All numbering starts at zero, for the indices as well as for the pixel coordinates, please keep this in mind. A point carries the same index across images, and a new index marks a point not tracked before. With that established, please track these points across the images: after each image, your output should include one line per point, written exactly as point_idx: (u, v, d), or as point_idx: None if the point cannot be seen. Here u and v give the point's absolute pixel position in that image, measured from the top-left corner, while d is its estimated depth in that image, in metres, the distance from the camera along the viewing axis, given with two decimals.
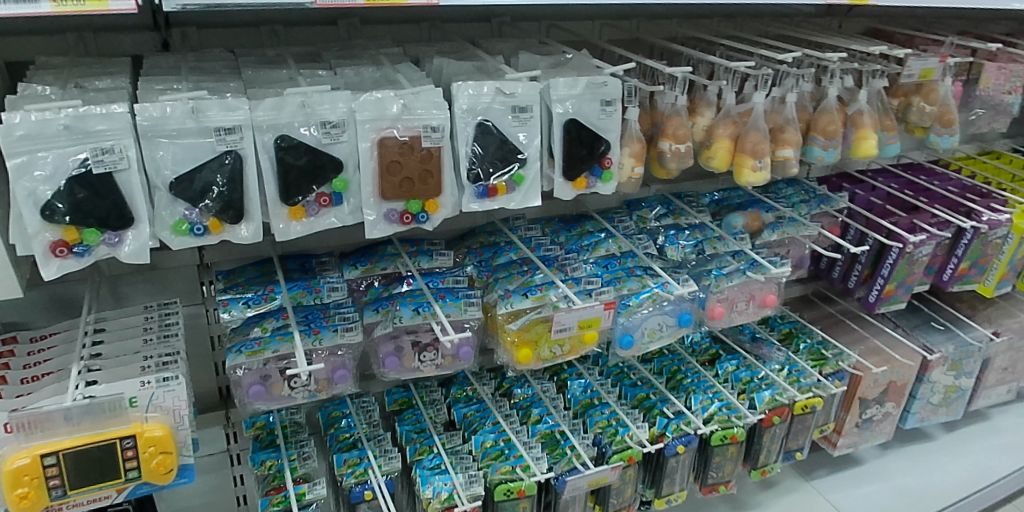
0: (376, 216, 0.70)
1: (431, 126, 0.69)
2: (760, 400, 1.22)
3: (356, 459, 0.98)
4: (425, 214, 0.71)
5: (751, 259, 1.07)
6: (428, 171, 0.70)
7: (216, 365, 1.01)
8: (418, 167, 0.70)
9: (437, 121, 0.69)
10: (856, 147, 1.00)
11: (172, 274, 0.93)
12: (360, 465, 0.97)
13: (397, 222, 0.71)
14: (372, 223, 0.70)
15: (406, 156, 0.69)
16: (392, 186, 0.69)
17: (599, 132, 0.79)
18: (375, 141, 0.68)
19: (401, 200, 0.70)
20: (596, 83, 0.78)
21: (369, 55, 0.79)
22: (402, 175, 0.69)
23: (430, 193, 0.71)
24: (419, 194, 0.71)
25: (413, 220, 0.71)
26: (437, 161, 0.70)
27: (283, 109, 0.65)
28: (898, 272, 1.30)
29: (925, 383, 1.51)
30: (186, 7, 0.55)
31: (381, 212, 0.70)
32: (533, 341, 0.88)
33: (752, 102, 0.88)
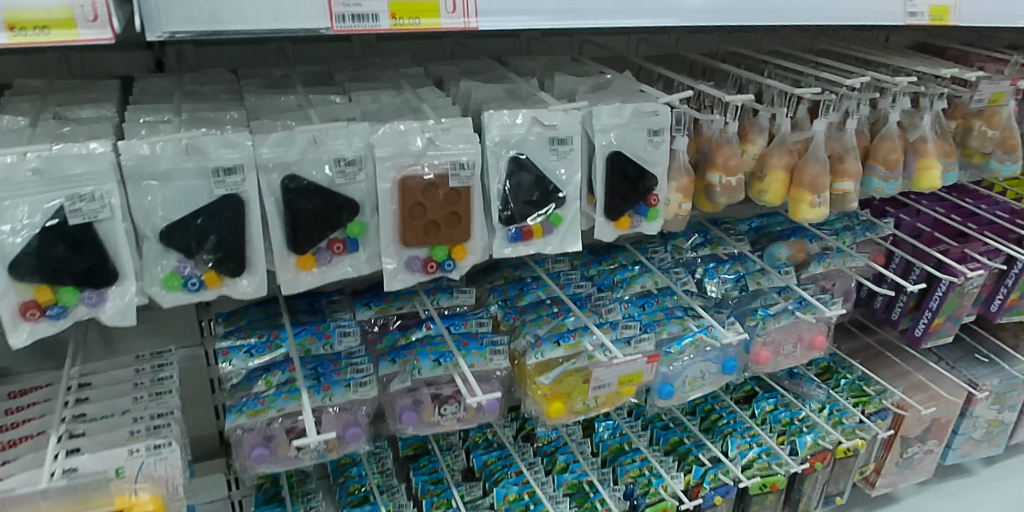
0: (397, 264, 0.62)
1: (460, 163, 0.60)
2: (802, 445, 1.13)
3: None
4: (451, 262, 0.63)
5: (800, 298, 0.98)
6: (457, 213, 0.61)
7: (216, 407, 0.91)
8: (445, 210, 0.61)
9: (467, 157, 0.60)
10: (919, 180, 0.91)
11: (168, 313, 0.84)
12: None
13: (420, 271, 0.63)
14: (393, 272, 0.62)
15: (432, 197, 0.60)
16: (414, 231, 0.61)
17: (646, 166, 0.70)
18: (397, 182, 0.59)
19: (425, 246, 0.62)
20: (645, 111, 0.69)
21: (387, 78, 0.70)
22: (427, 218, 0.61)
23: (458, 238, 0.62)
24: (445, 240, 0.62)
25: (438, 268, 0.63)
26: (467, 202, 0.61)
27: (291, 145, 0.57)
28: (948, 305, 1.20)
29: (968, 417, 1.38)
30: (175, 34, 0.46)
31: (403, 260, 0.62)
32: (565, 394, 0.80)
33: (814, 129, 0.80)
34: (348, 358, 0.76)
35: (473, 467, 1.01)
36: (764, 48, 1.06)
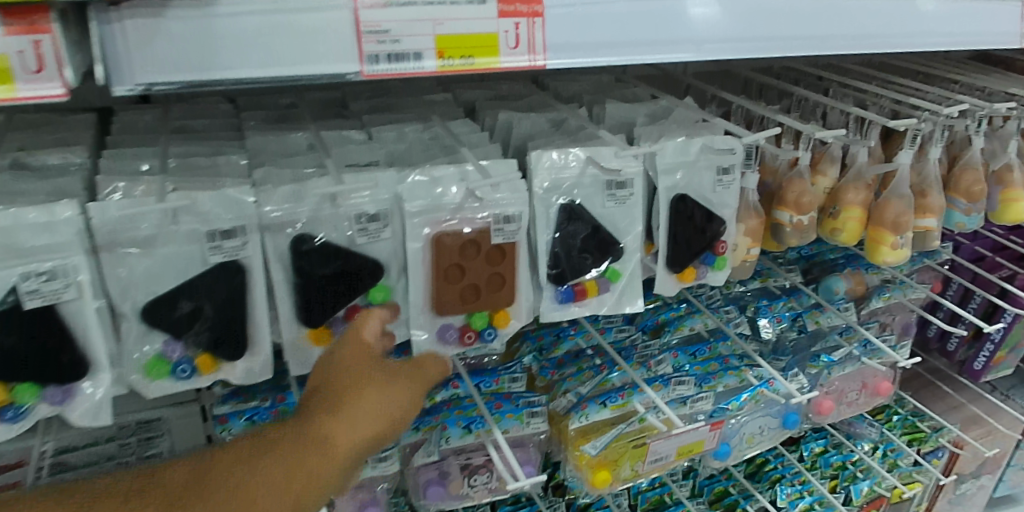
0: (427, 334, 0.51)
1: (505, 216, 0.49)
2: (858, 494, 1.02)
3: None
4: (492, 330, 0.52)
5: (865, 340, 0.87)
6: (501, 275, 0.51)
7: None
8: (487, 271, 0.50)
9: (513, 209, 0.50)
10: (1002, 212, 0.81)
11: None
12: None
13: (455, 342, 0.52)
14: (422, 344, 0.51)
15: (471, 257, 0.49)
16: (449, 298, 0.50)
17: (713, 209, 0.60)
18: (432, 241, 0.48)
19: (461, 313, 0.51)
20: (715, 146, 0.59)
21: (412, 108, 0.60)
22: (465, 282, 0.50)
23: (500, 302, 0.51)
24: (485, 305, 0.51)
25: (477, 338, 0.52)
26: (512, 261, 0.51)
27: (303, 201, 0.46)
28: (1012, 339, 1.09)
29: (1022, 449, 1.27)
30: (154, 87, 0.36)
31: (434, 329, 0.51)
32: (613, 461, 0.69)
33: (898, 162, 0.70)
34: None
35: None
36: (819, 60, 0.95)
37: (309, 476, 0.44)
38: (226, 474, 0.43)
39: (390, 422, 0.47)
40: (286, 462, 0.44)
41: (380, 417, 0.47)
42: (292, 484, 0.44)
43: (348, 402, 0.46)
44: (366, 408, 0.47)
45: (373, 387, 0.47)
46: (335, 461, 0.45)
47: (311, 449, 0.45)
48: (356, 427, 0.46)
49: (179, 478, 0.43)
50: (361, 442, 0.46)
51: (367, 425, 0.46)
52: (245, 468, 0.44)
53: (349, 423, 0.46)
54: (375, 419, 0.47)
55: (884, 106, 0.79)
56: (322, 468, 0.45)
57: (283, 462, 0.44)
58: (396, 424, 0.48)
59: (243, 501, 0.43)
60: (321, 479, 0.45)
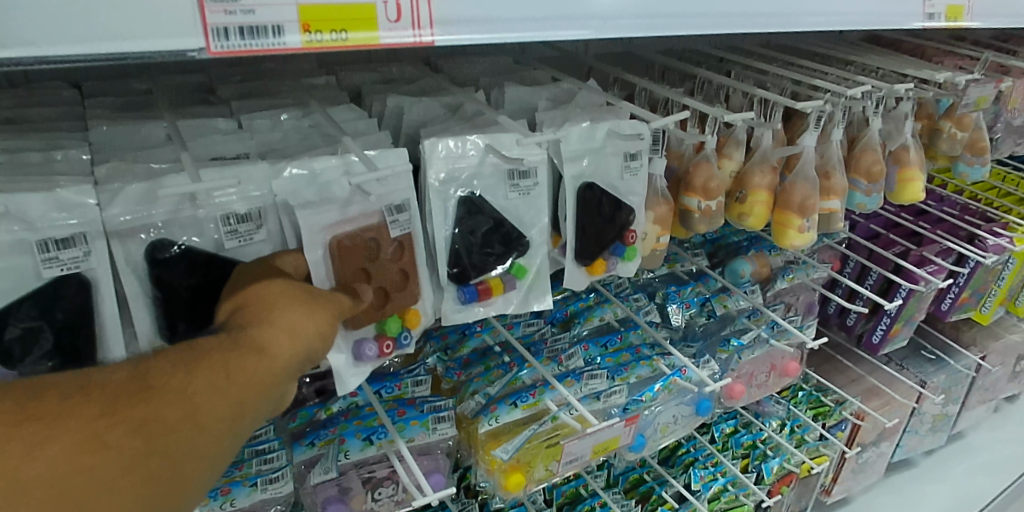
0: (344, 353, 0.46)
1: (393, 205, 0.46)
2: (769, 471, 1.03)
3: None
4: (408, 333, 0.48)
5: (772, 322, 0.88)
6: (404, 273, 0.47)
7: None
8: (389, 269, 0.46)
9: (402, 197, 0.46)
10: (900, 192, 0.83)
11: None
12: None
13: (376, 358, 0.47)
14: (342, 365, 0.46)
15: (365, 257, 0.45)
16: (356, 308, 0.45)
17: (621, 197, 0.57)
18: (332, 247, 0.44)
19: (372, 324, 0.46)
20: (622, 132, 0.56)
21: (291, 94, 0.54)
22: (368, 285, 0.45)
23: (408, 301, 0.47)
24: (394, 307, 0.46)
25: (393, 346, 0.47)
26: (411, 254, 0.47)
27: (157, 202, 0.40)
28: (907, 312, 1.13)
29: (915, 414, 1.33)
30: None
31: (350, 347, 0.46)
32: (526, 464, 0.66)
33: (802, 145, 0.69)
34: (252, 445, 0.60)
35: None
36: (721, 42, 0.94)
37: (241, 398, 0.34)
38: (149, 386, 0.31)
39: (326, 338, 0.39)
40: (228, 371, 0.33)
41: (319, 328, 0.38)
42: (236, 400, 0.33)
43: (282, 308, 0.37)
44: (302, 315, 0.38)
45: (306, 294, 0.39)
46: (277, 374, 0.36)
47: (252, 357, 0.35)
48: (298, 334, 0.37)
49: (75, 395, 0.30)
50: (300, 353, 0.37)
51: (306, 336, 0.37)
52: (175, 377, 0.32)
53: (287, 332, 0.37)
54: (314, 328, 0.38)
55: (786, 88, 0.79)
56: (258, 381, 0.35)
57: (220, 369, 0.33)
58: (330, 340, 0.39)
59: (176, 421, 0.31)
60: (264, 394, 0.35)
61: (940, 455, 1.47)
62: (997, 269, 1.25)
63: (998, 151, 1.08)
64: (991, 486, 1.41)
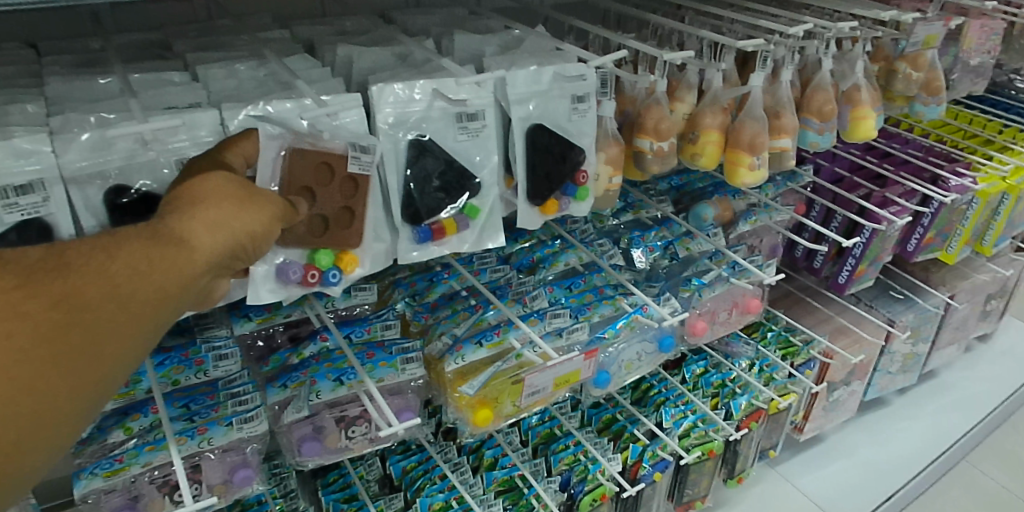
0: (267, 268, 0.48)
1: (360, 144, 0.48)
2: (738, 408, 1.06)
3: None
4: (336, 272, 0.49)
5: (732, 262, 0.91)
6: (353, 212, 0.48)
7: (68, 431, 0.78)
8: (338, 203, 0.48)
9: (370, 141, 0.48)
10: (853, 130, 0.85)
11: None
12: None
13: (297, 282, 0.48)
14: (260, 280, 0.48)
15: (321, 186, 0.47)
16: (292, 234, 0.47)
17: (572, 139, 0.59)
18: (286, 156, 0.46)
19: (306, 251, 0.48)
20: (568, 74, 0.58)
21: (245, 47, 0.57)
22: (311, 213, 0.47)
23: (346, 241, 0.48)
24: (331, 242, 0.48)
25: (319, 279, 0.49)
26: (364, 196, 0.48)
27: (112, 149, 0.43)
28: (871, 252, 1.16)
29: (886, 354, 1.37)
30: None
31: (275, 265, 0.48)
32: (492, 399, 0.69)
33: (750, 85, 0.72)
34: (227, 389, 0.63)
35: (390, 475, 0.88)
36: None
37: (160, 286, 0.36)
38: (64, 265, 0.34)
39: (254, 238, 0.41)
40: (149, 258, 0.36)
41: (245, 227, 0.40)
42: (156, 288, 0.36)
43: (208, 202, 0.39)
44: (225, 212, 0.40)
45: (235, 193, 0.40)
46: (196, 268, 0.38)
47: (170, 247, 0.37)
48: (224, 230, 0.39)
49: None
50: (222, 249, 0.39)
51: (229, 233, 0.39)
52: (97, 258, 0.35)
53: (207, 226, 0.39)
54: (239, 228, 0.40)
55: (738, 32, 0.80)
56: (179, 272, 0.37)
57: (142, 256, 0.36)
58: (259, 241, 0.41)
59: (90, 301, 0.34)
60: (185, 283, 0.37)
61: (913, 394, 1.51)
62: (962, 209, 1.25)
63: (955, 92, 1.10)
64: (961, 422, 1.45)
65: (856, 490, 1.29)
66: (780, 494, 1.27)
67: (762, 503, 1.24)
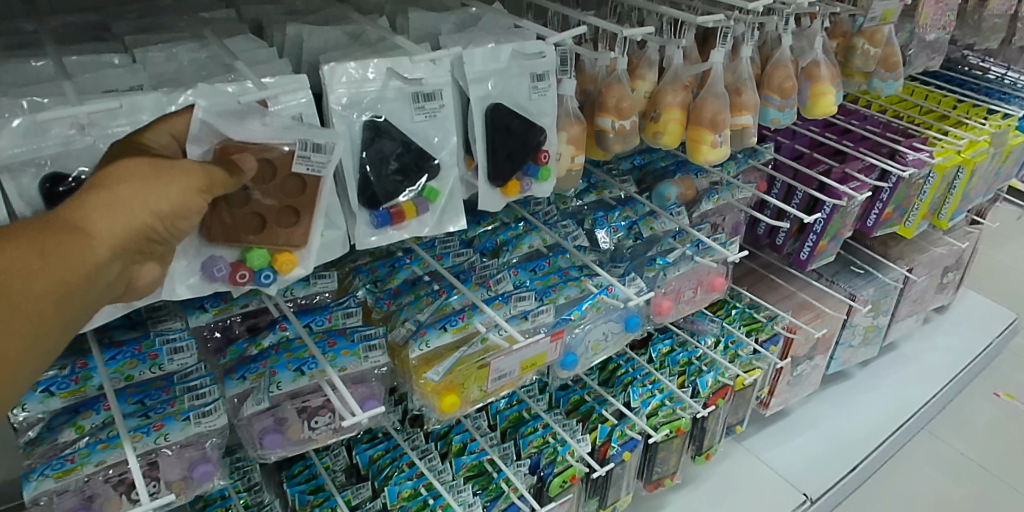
0: (191, 263, 0.45)
1: (312, 143, 0.45)
2: (704, 385, 1.07)
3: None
4: (270, 273, 0.46)
5: (696, 240, 0.91)
6: (294, 210, 0.46)
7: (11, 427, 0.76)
8: (279, 200, 0.45)
9: (325, 139, 0.45)
10: (813, 106, 0.85)
11: None
12: None
13: (225, 282, 0.46)
14: (181, 276, 0.45)
15: (260, 183, 0.44)
16: (218, 226, 0.44)
17: (533, 118, 0.58)
18: (216, 149, 0.43)
19: (238, 249, 0.46)
20: (526, 52, 0.57)
21: (189, 27, 0.54)
22: (245, 209, 0.45)
23: (282, 242, 0.46)
24: (265, 241, 0.46)
25: (251, 280, 0.46)
26: (312, 198, 0.46)
27: (48, 135, 0.40)
28: (832, 228, 1.17)
29: (847, 327, 1.39)
30: None
31: (200, 261, 0.45)
32: (459, 384, 0.68)
33: (710, 61, 0.71)
34: (182, 383, 0.62)
35: (357, 464, 0.87)
36: None
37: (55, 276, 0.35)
38: None
39: (168, 211, 0.38)
40: (34, 253, 0.34)
41: (155, 202, 0.38)
42: (49, 281, 0.35)
43: (108, 182, 0.37)
44: (130, 190, 0.37)
45: (143, 169, 0.38)
46: (95, 253, 0.36)
47: (65, 237, 0.35)
48: (126, 213, 0.37)
49: None
50: (127, 232, 0.37)
51: (134, 213, 0.37)
52: None
53: (106, 209, 0.37)
54: (146, 205, 0.38)
55: (697, 8, 0.80)
56: (76, 260, 0.35)
57: (29, 250, 0.34)
58: (173, 219, 0.39)
59: None
60: (85, 272, 0.36)
61: (874, 367, 1.54)
62: (919, 184, 1.26)
63: (912, 68, 1.12)
64: (921, 393, 1.48)
65: (821, 462, 1.31)
66: (746, 468, 1.28)
67: (729, 478, 1.25)
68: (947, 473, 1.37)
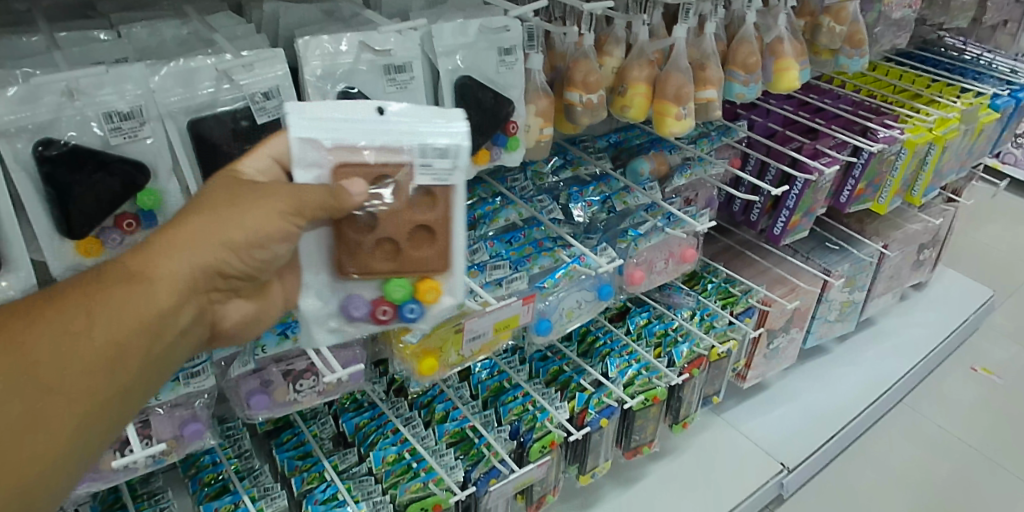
0: (332, 304, 0.52)
1: (434, 151, 0.49)
2: (679, 355, 1.11)
3: (213, 476, 0.79)
4: (413, 304, 0.52)
5: (668, 213, 0.93)
6: (430, 230, 0.51)
7: None
8: (413, 223, 0.50)
9: (448, 146, 0.49)
10: (778, 81, 0.88)
11: None
12: (217, 484, 0.79)
13: (370, 318, 0.53)
14: (321, 320, 0.53)
15: (387, 207, 0.48)
16: (354, 260, 0.50)
17: (500, 90, 0.61)
18: (334, 171, 0.47)
19: (381, 284, 0.52)
20: (493, 26, 0.59)
21: (170, 5, 0.57)
22: (379, 237, 0.49)
23: (425, 266, 0.52)
24: (405, 271, 0.51)
25: (397, 313, 0.53)
26: (442, 213, 0.50)
27: (38, 102, 0.43)
28: (804, 202, 1.20)
29: (823, 302, 1.42)
30: None
31: (341, 301, 0.52)
32: (437, 349, 0.71)
33: (673, 37, 0.74)
34: None
35: (343, 432, 0.90)
36: None
37: (135, 316, 0.38)
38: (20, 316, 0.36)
39: (246, 241, 0.42)
40: (108, 297, 0.38)
41: (227, 234, 0.41)
42: (120, 325, 0.38)
43: (178, 225, 0.41)
44: (195, 232, 0.41)
45: (217, 200, 0.42)
46: (164, 293, 0.39)
47: (130, 283, 0.39)
48: (189, 251, 0.41)
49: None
50: (195, 270, 0.41)
51: (203, 248, 0.41)
52: (54, 307, 0.37)
53: (173, 253, 0.40)
54: (213, 241, 0.41)
55: None
56: (149, 301, 0.39)
57: (105, 295, 0.38)
58: (249, 248, 0.42)
59: (51, 351, 0.36)
60: (157, 313, 0.39)
61: (851, 343, 1.58)
62: (891, 159, 1.28)
63: (879, 46, 1.15)
64: (899, 367, 1.53)
65: (799, 434, 1.35)
66: (726, 439, 1.32)
67: (708, 448, 1.29)
68: (922, 444, 1.41)
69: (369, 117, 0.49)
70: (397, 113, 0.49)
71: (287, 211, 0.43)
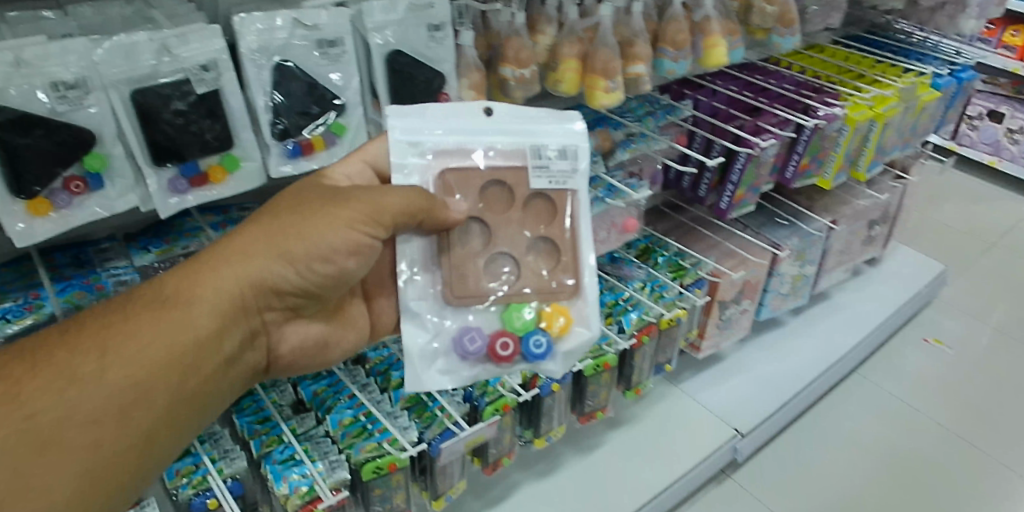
0: (453, 337, 0.59)
1: (554, 154, 0.59)
2: (629, 323, 1.15)
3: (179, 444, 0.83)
4: (539, 332, 0.58)
5: (608, 186, 0.99)
6: (550, 243, 0.60)
7: None
8: (530, 231, 0.59)
9: (563, 148, 0.59)
10: (706, 58, 0.94)
11: None
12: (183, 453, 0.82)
13: (492, 353, 0.58)
14: (438, 355, 0.58)
15: (508, 213, 0.59)
16: (473, 279, 0.58)
17: (431, 64, 0.66)
18: (443, 178, 0.58)
19: (503, 309, 0.59)
20: (419, 3, 0.64)
21: None
22: (493, 246, 0.59)
23: (545, 286, 0.59)
24: (525, 289, 0.59)
25: (520, 346, 0.58)
26: (553, 224, 0.60)
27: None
28: (747, 177, 1.26)
29: (775, 275, 1.44)
30: None
31: (460, 336, 0.58)
32: None
33: (600, 15, 0.79)
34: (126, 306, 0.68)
35: (303, 399, 0.95)
36: None
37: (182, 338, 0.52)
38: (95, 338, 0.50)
39: (290, 258, 0.55)
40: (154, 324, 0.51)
41: (276, 259, 0.55)
42: (169, 352, 0.51)
43: (233, 257, 0.54)
44: (247, 250, 0.54)
45: (275, 219, 0.55)
46: (200, 313, 0.53)
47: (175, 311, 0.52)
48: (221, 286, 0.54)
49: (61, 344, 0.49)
50: (226, 299, 0.54)
51: (233, 278, 0.54)
52: (122, 329, 0.50)
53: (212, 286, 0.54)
54: (264, 261, 0.55)
55: None
56: (192, 317, 0.52)
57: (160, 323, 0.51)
58: (308, 260, 0.55)
59: (110, 370, 0.49)
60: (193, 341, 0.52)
61: (806, 316, 1.58)
62: (834, 136, 1.33)
63: (814, 25, 1.21)
64: (849, 339, 1.52)
65: (748, 403, 1.35)
66: (678, 411, 1.32)
67: (659, 418, 1.30)
68: (875, 412, 1.42)
69: (480, 122, 0.59)
70: (507, 116, 0.60)
71: (344, 224, 0.55)
